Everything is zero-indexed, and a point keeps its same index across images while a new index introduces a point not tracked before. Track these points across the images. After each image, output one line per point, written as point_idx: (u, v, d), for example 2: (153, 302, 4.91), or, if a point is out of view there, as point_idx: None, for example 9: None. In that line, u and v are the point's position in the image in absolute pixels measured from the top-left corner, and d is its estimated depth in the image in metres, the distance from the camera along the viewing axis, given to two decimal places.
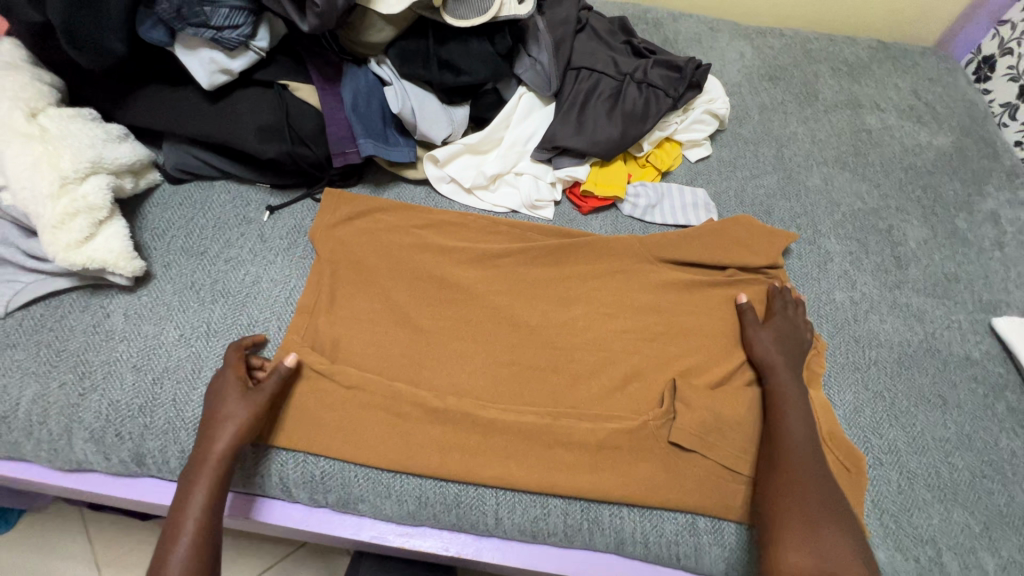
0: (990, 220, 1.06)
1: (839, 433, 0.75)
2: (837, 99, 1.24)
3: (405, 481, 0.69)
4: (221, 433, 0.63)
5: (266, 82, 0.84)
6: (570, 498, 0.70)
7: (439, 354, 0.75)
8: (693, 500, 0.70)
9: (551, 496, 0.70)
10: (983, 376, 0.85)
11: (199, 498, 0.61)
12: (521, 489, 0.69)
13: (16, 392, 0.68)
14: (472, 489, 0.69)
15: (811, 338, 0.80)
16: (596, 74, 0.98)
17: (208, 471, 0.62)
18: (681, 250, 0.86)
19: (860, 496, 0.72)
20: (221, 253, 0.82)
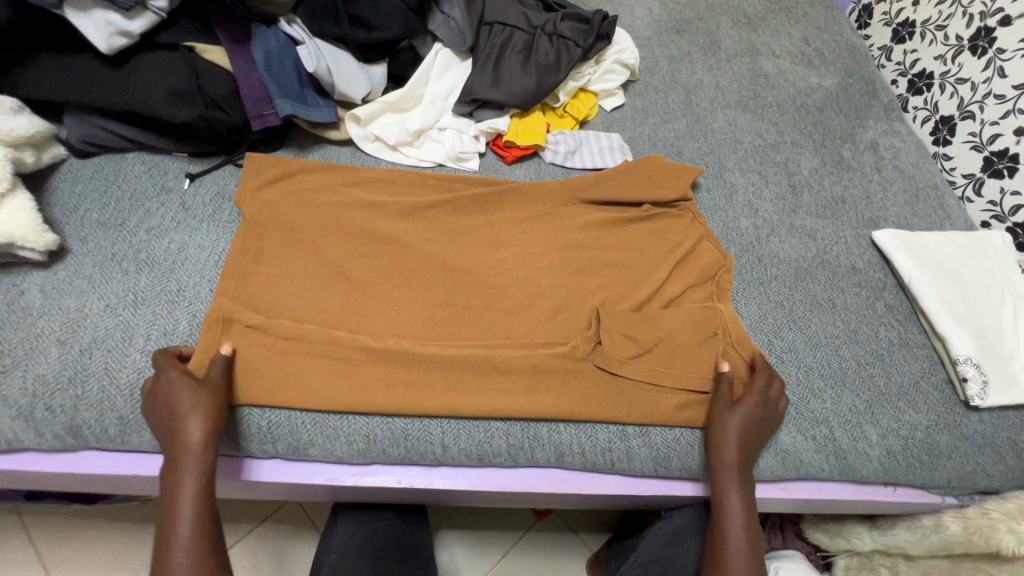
0: (870, 148, 1.19)
1: (744, 336, 0.83)
2: (737, 48, 1.33)
3: (352, 421, 0.73)
4: (188, 424, 0.62)
5: (170, 46, 0.82)
6: (510, 420, 0.75)
7: (375, 301, 0.78)
8: (621, 411, 0.77)
9: (493, 420, 0.75)
10: (866, 281, 0.97)
11: (189, 496, 0.61)
12: (464, 416, 0.74)
13: None
14: (418, 422, 0.74)
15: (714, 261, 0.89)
16: (509, 28, 1.01)
17: (187, 469, 0.62)
18: (601, 189, 0.91)
19: None
20: (141, 223, 0.81)
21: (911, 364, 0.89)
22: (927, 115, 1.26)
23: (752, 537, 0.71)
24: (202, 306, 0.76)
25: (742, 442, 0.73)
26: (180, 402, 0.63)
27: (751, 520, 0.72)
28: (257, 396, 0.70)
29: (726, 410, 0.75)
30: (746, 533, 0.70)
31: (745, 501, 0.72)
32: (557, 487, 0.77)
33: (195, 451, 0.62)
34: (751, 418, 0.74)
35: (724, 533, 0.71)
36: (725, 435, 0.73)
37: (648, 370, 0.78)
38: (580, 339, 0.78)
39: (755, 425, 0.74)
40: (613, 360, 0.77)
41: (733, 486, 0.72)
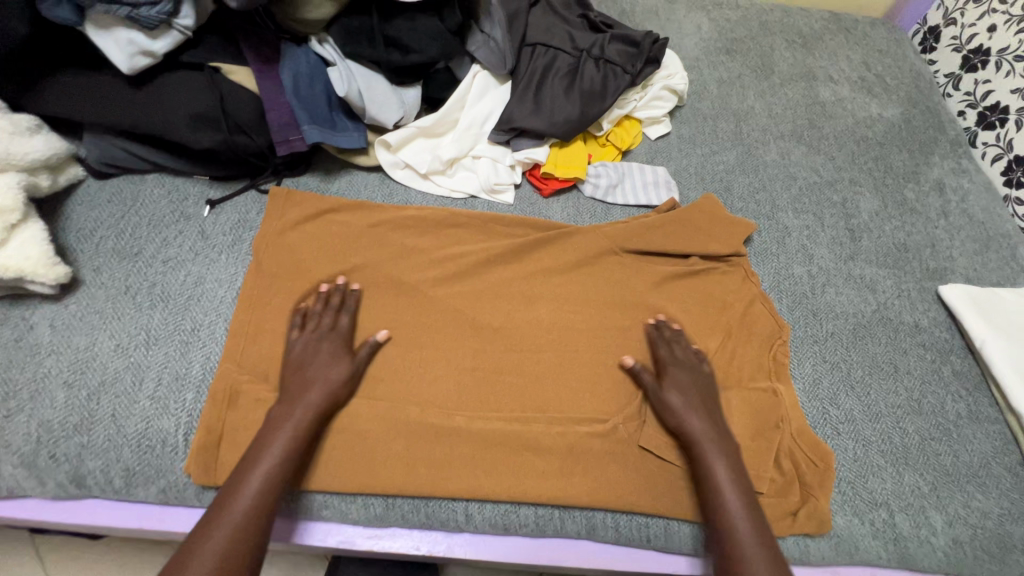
0: (936, 189, 1.09)
1: (806, 427, 0.76)
2: (792, 72, 1.24)
3: (370, 501, 0.68)
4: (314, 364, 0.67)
5: (195, 65, 0.77)
6: (540, 506, 0.69)
7: (400, 363, 0.73)
8: (662, 505, 0.70)
9: (523, 503, 0.69)
10: (930, 342, 0.89)
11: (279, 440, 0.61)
12: (491, 499, 0.68)
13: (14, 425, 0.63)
14: (440, 501, 0.68)
15: (774, 336, 0.83)
16: (552, 50, 0.95)
17: (308, 402, 0.64)
18: (646, 244, 0.86)
19: (825, 489, 0.73)
20: (158, 253, 0.76)
21: (981, 442, 0.81)
22: (999, 153, 1.16)
23: (756, 515, 0.63)
24: (215, 348, 0.71)
25: (704, 415, 0.70)
26: (322, 354, 0.68)
27: (744, 488, 0.66)
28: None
29: (664, 384, 0.72)
30: (750, 513, 0.63)
31: (734, 470, 0.67)
32: (585, 561, 0.71)
33: (312, 398, 0.65)
34: (684, 385, 0.73)
35: (724, 520, 0.63)
36: (671, 404, 0.71)
37: None
38: (622, 418, 0.72)
39: (699, 389, 0.73)
40: (662, 445, 0.71)
41: (716, 458, 0.67)
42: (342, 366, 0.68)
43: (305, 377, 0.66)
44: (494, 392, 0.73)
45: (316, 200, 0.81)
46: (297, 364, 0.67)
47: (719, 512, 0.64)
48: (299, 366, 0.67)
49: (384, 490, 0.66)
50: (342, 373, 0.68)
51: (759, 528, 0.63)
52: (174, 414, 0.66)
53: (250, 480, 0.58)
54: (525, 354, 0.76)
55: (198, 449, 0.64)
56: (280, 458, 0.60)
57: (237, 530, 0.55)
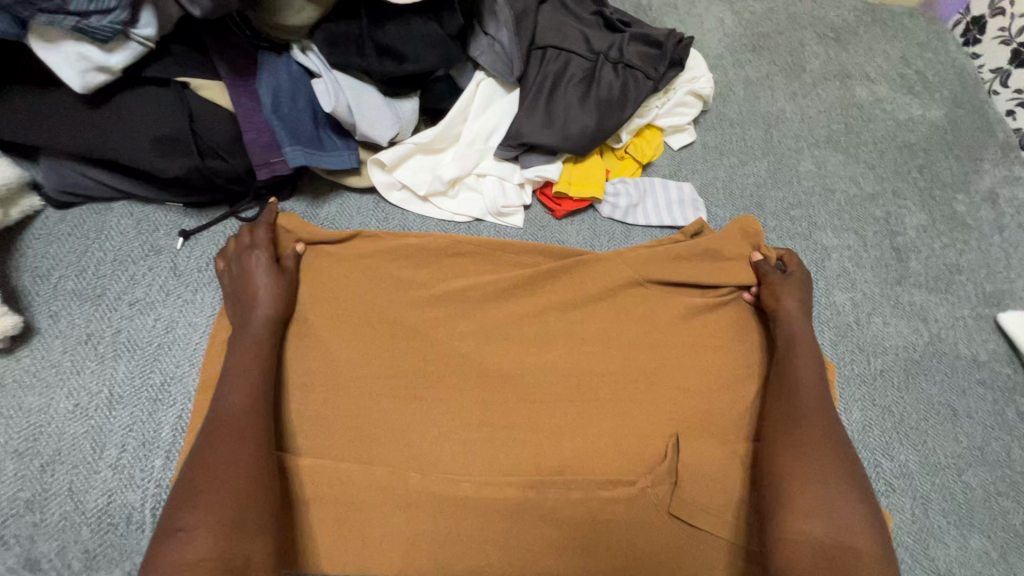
0: (988, 200, 0.99)
1: None
2: (825, 70, 1.13)
3: None
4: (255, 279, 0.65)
5: (161, 81, 0.67)
6: None
7: (397, 421, 0.64)
8: None
9: None
10: (991, 379, 0.79)
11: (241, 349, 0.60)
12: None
13: None
14: None
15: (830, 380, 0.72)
16: (565, 53, 0.84)
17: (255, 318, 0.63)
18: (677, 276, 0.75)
19: None
20: (123, 294, 0.68)
21: None
22: None
23: (825, 417, 0.64)
24: (187, 406, 0.62)
25: (800, 310, 0.73)
26: (256, 270, 0.65)
27: (822, 396, 0.66)
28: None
29: (778, 286, 0.74)
30: (821, 413, 0.64)
31: (815, 375, 0.68)
32: None
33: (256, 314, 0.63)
34: (802, 291, 0.74)
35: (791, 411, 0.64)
36: (779, 304, 0.72)
37: (738, 528, 0.64)
38: (650, 479, 0.63)
39: (804, 296, 0.74)
40: (696, 512, 0.63)
41: (802, 359, 0.69)
42: (275, 277, 0.65)
43: (248, 295, 0.64)
44: (504, 450, 0.64)
45: (296, 225, 0.70)
46: (240, 284, 0.65)
47: (792, 404, 0.65)
48: (238, 290, 0.65)
49: (382, 571, 0.58)
50: (281, 288, 0.65)
51: (824, 424, 0.63)
52: (139, 486, 0.58)
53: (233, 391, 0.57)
54: (538, 406, 0.67)
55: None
56: (246, 384, 0.57)
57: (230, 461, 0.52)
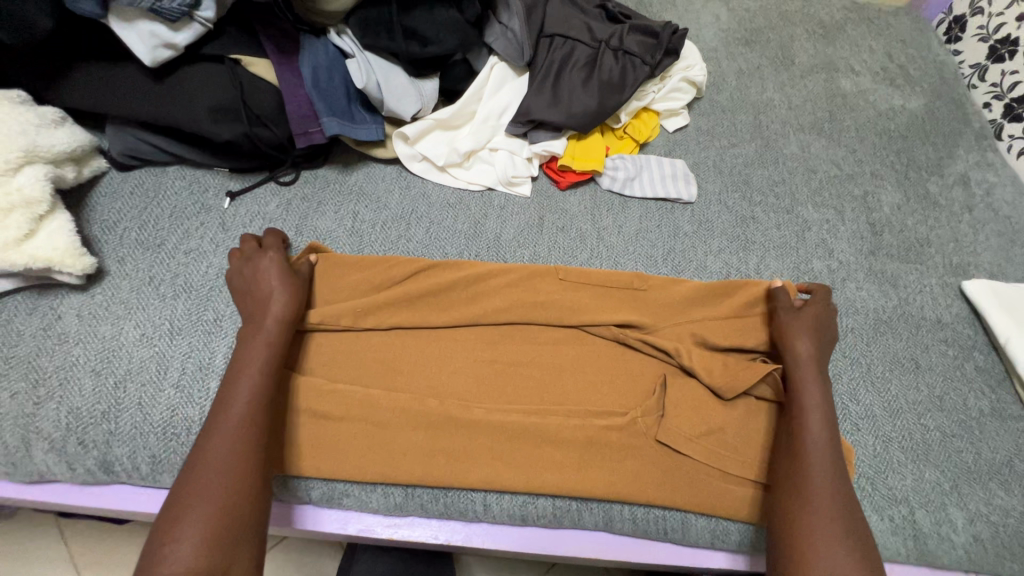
0: (961, 183, 1.07)
1: None
2: (812, 63, 1.22)
3: (392, 489, 0.69)
4: (270, 281, 0.68)
5: (216, 57, 0.78)
6: (557, 497, 0.70)
7: (418, 358, 0.74)
8: (681, 498, 0.69)
9: (541, 495, 0.69)
10: (953, 338, 0.88)
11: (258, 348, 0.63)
12: (511, 490, 0.69)
13: (43, 414, 0.65)
14: (460, 492, 0.69)
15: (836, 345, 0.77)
16: (570, 41, 0.94)
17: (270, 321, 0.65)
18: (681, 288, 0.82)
19: None
20: (180, 244, 0.77)
21: (1004, 439, 0.80)
22: None
23: (836, 464, 0.64)
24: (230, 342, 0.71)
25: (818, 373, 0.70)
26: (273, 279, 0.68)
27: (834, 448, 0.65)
28: (293, 466, 0.66)
29: (791, 334, 0.73)
30: (830, 455, 0.64)
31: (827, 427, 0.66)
32: (602, 553, 0.71)
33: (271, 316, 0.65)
34: (813, 327, 0.73)
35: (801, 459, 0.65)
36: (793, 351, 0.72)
37: (723, 458, 0.71)
38: (641, 411, 0.72)
39: (817, 331, 0.73)
40: (681, 439, 0.71)
41: (813, 410, 0.67)
42: (290, 282, 0.68)
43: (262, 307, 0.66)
44: (511, 382, 0.73)
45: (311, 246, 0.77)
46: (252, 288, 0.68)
47: (800, 450, 0.65)
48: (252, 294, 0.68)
49: (406, 480, 0.67)
50: (295, 288, 0.69)
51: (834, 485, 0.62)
52: (197, 403, 0.67)
53: (247, 376, 0.61)
54: (543, 346, 0.76)
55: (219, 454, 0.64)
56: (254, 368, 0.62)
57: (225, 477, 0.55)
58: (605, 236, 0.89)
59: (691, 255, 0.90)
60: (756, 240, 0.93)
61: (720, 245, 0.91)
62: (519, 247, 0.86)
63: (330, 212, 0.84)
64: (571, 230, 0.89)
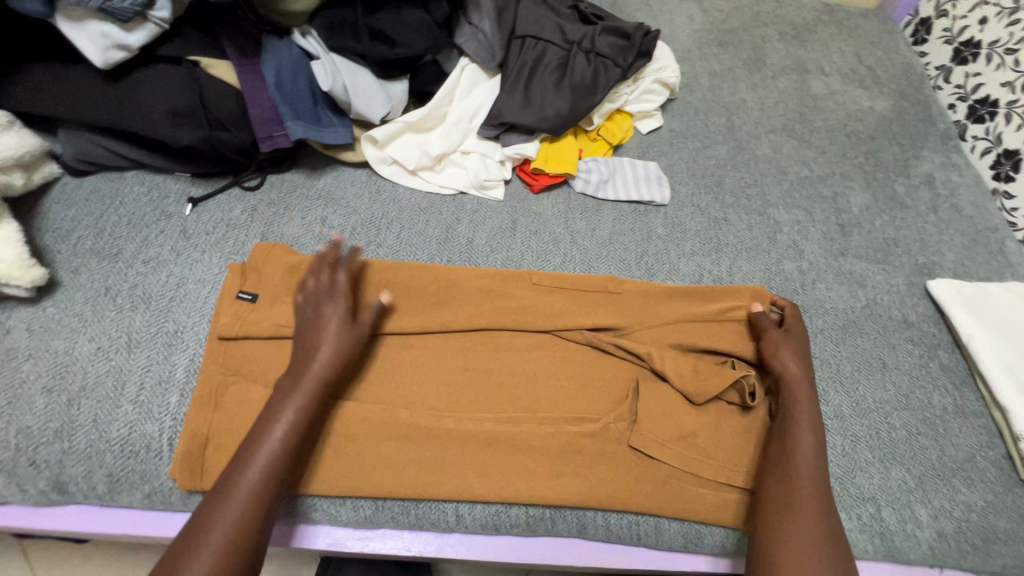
0: (926, 183, 1.09)
1: None
2: (784, 64, 1.23)
3: (361, 503, 0.67)
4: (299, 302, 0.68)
5: (173, 59, 0.75)
6: (531, 505, 0.69)
7: (387, 366, 0.72)
8: (653, 504, 0.69)
9: (514, 504, 0.69)
10: (919, 337, 0.90)
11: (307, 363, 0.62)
12: (483, 499, 0.68)
13: None
14: (432, 503, 0.68)
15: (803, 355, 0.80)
16: (542, 43, 0.93)
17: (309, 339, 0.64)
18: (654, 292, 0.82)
19: None
20: (138, 253, 0.74)
21: (966, 436, 0.82)
22: (988, 147, 1.14)
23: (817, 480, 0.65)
24: (191, 355, 0.69)
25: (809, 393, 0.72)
26: (329, 331, 0.64)
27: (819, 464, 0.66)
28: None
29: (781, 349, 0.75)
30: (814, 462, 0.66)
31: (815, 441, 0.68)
32: (575, 560, 0.71)
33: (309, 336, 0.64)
34: (799, 346, 0.76)
35: (789, 466, 0.66)
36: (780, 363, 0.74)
37: (697, 463, 0.71)
38: (614, 416, 0.72)
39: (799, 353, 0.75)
40: (651, 443, 0.71)
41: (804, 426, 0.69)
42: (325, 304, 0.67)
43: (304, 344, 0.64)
44: (483, 391, 0.73)
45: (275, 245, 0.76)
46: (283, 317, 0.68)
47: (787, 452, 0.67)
48: (303, 338, 0.64)
49: (375, 492, 0.66)
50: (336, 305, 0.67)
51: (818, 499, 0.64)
52: (157, 418, 0.65)
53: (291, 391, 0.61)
54: (514, 352, 0.76)
55: (184, 452, 0.63)
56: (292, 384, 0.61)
57: (261, 487, 0.56)
58: (578, 240, 0.89)
59: (664, 258, 0.90)
60: (728, 242, 0.94)
61: (692, 248, 0.92)
62: (492, 251, 0.85)
63: (297, 218, 0.82)
64: (544, 234, 0.88)
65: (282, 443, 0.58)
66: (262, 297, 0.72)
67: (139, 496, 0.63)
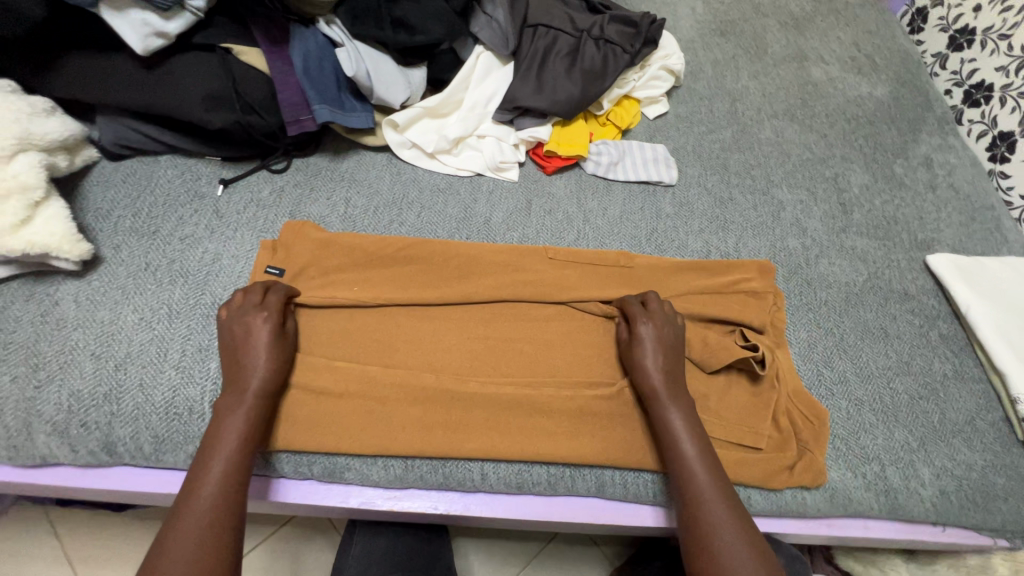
0: (924, 164, 1.13)
1: (801, 388, 0.80)
2: (784, 52, 1.27)
3: (392, 462, 0.71)
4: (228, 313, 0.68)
5: (207, 46, 0.79)
6: (552, 464, 0.73)
7: (412, 334, 0.76)
8: None
9: (536, 463, 0.72)
10: (919, 309, 0.93)
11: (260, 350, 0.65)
12: (507, 459, 0.71)
13: (44, 398, 0.65)
14: (459, 462, 0.72)
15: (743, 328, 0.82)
16: (553, 31, 0.97)
17: (242, 340, 0.66)
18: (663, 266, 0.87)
19: (821, 446, 0.77)
20: (175, 231, 0.78)
21: (966, 400, 0.85)
22: (984, 129, 1.18)
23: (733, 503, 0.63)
24: None
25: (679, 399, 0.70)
26: (259, 342, 0.65)
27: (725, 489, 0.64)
28: (298, 442, 0.68)
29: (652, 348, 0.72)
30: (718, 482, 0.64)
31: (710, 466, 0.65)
32: (595, 517, 0.74)
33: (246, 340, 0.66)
34: (658, 340, 0.73)
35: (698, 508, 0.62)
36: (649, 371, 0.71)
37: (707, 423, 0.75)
38: (629, 381, 0.76)
39: (672, 364, 0.72)
40: None
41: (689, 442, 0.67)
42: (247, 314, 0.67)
43: (243, 345, 0.65)
44: (504, 357, 0.76)
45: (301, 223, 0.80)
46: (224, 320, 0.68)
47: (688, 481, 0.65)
48: (236, 356, 0.65)
49: (405, 451, 0.70)
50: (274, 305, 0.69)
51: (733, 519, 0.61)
52: (199, 383, 0.68)
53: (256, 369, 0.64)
54: (533, 320, 0.79)
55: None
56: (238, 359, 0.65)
57: (221, 485, 0.58)
58: (590, 218, 0.93)
59: (673, 235, 0.93)
60: (734, 220, 0.97)
61: (700, 225, 0.95)
62: (509, 229, 0.89)
63: (323, 198, 0.86)
64: (558, 213, 0.92)
65: (241, 440, 0.61)
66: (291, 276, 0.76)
67: (183, 456, 0.67)
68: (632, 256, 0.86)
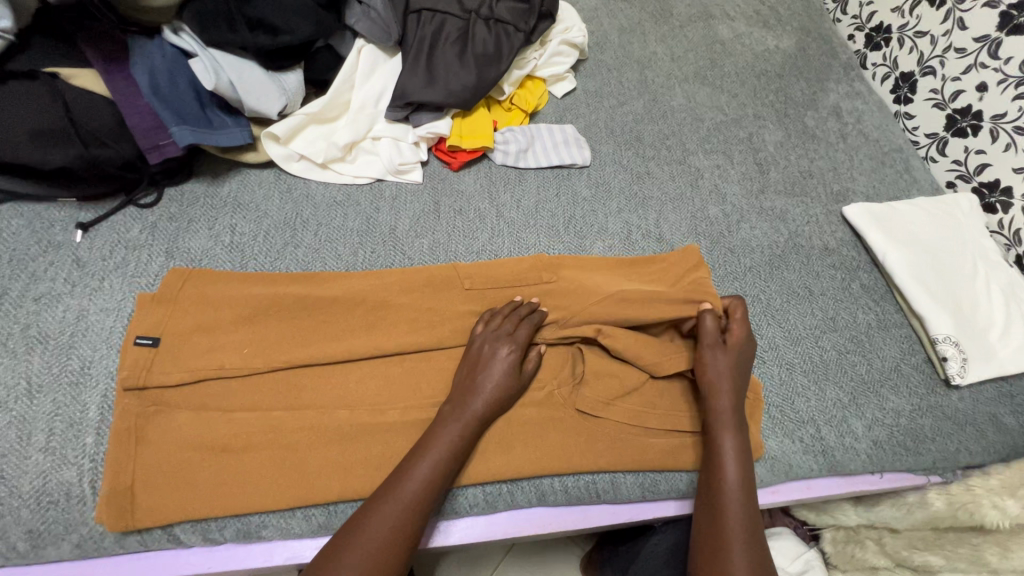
0: (834, 114, 1.13)
1: None
2: (689, 12, 1.24)
3: (310, 512, 0.65)
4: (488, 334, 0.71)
5: (26, 73, 0.67)
6: (487, 484, 0.69)
7: (317, 370, 0.69)
8: (607, 461, 0.70)
9: (469, 485, 0.69)
10: (840, 262, 0.94)
11: (488, 389, 0.67)
12: None
13: None
14: None
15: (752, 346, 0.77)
16: (439, 15, 0.90)
17: (495, 370, 0.68)
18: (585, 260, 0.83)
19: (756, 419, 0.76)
20: (26, 291, 0.68)
21: (890, 347, 0.87)
22: (887, 72, 1.19)
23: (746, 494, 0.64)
24: (102, 392, 0.64)
25: (729, 379, 0.71)
26: (497, 369, 0.68)
27: (746, 469, 0.66)
28: (199, 509, 0.61)
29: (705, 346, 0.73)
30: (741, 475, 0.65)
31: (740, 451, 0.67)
32: (542, 527, 0.72)
33: (502, 362, 0.69)
34: (727, 343, 0.73)
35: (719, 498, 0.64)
36: (710, 369, 0.71)
37: (643, 415, 0.73)
38: (559, 385, 0.73)
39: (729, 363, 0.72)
40: (602, 405, 0.72)
41: (725, 429, 0.68)
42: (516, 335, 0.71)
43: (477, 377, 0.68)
44: (424, 378, 0.71)
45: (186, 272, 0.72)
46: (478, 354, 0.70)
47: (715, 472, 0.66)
48: (471, 374, 0.69)
49: (324, 499, 0.64)
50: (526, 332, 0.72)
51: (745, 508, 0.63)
52: (74, 463, 0.60)
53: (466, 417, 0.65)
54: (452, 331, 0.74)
55: (109, 494, 0.59)
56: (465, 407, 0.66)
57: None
58: (503, 213, 0.87)
59: (591, 219, 0.90)
60: (652, 195, 0.94)
61: (618, 205, 0.92)
62: (418, 236, 0.83)
63: (204, 229, 0.77)
64: (469, 211, 0.87)
65: (402, 517, 0.58)
66: (166, 338, 0.67)
67: (66, 547, 0.60)
68: (543, 253, 0.83)
